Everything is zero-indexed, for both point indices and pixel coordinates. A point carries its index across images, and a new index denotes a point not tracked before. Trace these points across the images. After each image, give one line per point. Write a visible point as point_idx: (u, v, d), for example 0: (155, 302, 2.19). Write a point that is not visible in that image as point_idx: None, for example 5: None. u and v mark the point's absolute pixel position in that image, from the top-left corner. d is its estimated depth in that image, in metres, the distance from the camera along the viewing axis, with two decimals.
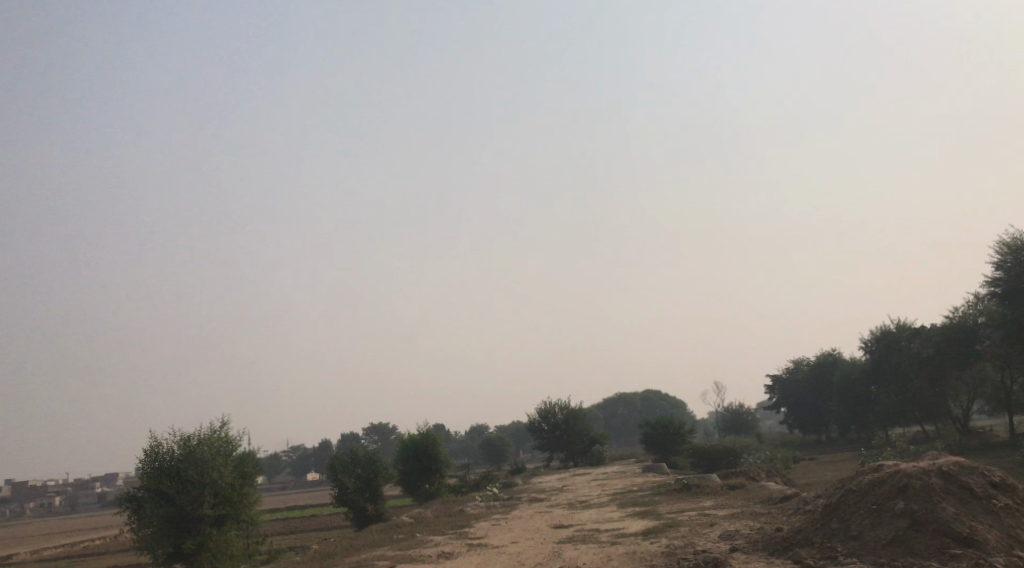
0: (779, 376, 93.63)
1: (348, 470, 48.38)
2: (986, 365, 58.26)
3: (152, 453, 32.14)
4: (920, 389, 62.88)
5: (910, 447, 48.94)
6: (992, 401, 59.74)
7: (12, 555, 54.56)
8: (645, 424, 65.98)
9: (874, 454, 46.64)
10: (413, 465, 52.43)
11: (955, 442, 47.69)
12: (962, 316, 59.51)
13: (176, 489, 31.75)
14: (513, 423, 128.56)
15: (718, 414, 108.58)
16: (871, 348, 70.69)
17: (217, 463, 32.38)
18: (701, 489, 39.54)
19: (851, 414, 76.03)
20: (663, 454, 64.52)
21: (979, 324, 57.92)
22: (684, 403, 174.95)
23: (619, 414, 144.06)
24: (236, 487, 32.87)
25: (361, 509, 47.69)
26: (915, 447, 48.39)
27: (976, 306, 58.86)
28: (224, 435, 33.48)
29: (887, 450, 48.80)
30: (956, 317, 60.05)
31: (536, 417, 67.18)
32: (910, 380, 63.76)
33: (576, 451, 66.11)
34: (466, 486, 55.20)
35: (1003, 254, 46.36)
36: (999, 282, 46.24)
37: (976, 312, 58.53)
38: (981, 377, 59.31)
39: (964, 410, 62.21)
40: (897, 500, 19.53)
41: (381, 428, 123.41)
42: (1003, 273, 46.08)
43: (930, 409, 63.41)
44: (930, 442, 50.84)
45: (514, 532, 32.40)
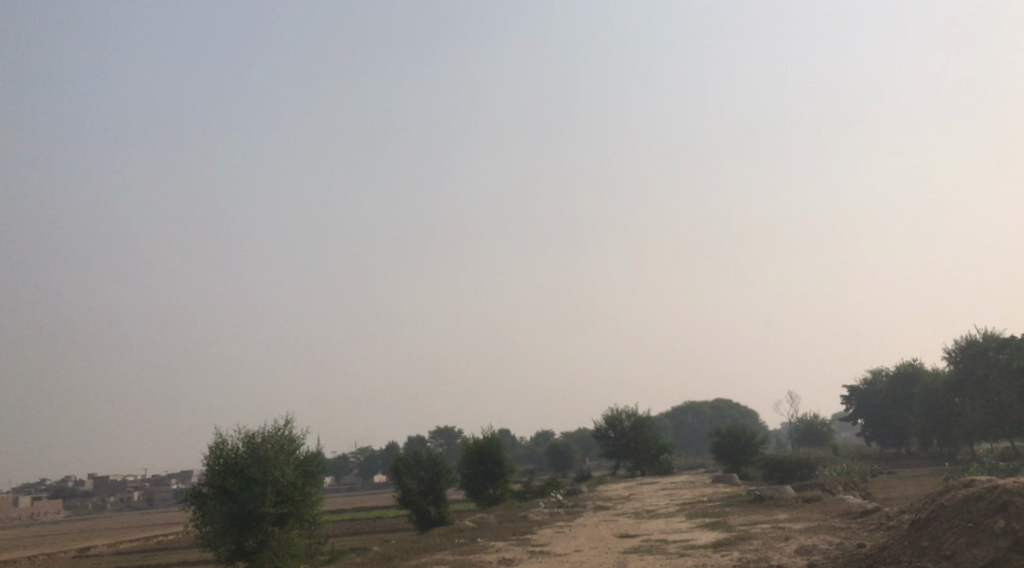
0: (856, 386, 90.65)
1: (412, 473, 47.89)
2: None
3: (216, 449, 32.00)
4: (1007, 403, 59.99)
5: (998, 464, 46.52)
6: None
7: (85, 547, 55.26)
8: (716, 433, 64.22)
9: (960, 470, 44.40)
10: (478, 469, 51.72)
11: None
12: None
13: (238, 486, 31.48)
14: (580, 430, 127.25)
15: (791, 424, 105.69)
16: (955, 359, 67.80)
17: (280, 462, 32.03)
18: (774, 501, 37.96)
19: (933, 428, 73.06)
20: (734, 464, 62.71)
21: None
22: (756, 413, 171.39)
23: (689, 423, 141.60)
24: (299, 487, 32.46)
25: (424, 512, 47.22)
26: (1004, 464, 45.97)
27: None
28: (287, 433, 33.18)
29: (973, 465, 46.48)
30: None
31: (603, 424, 65.92)
32: (997, 393, 60.90)
33: (644, 459, 64.67)
34: (532, 491, 54.27)
35: None
36: None
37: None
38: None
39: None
40: (996, 518, 17.98)
41: (448, 431, 123.13)
42: None
43: (1018, 424, 60.45)
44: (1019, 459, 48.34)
45: (578, 540, 31.35)
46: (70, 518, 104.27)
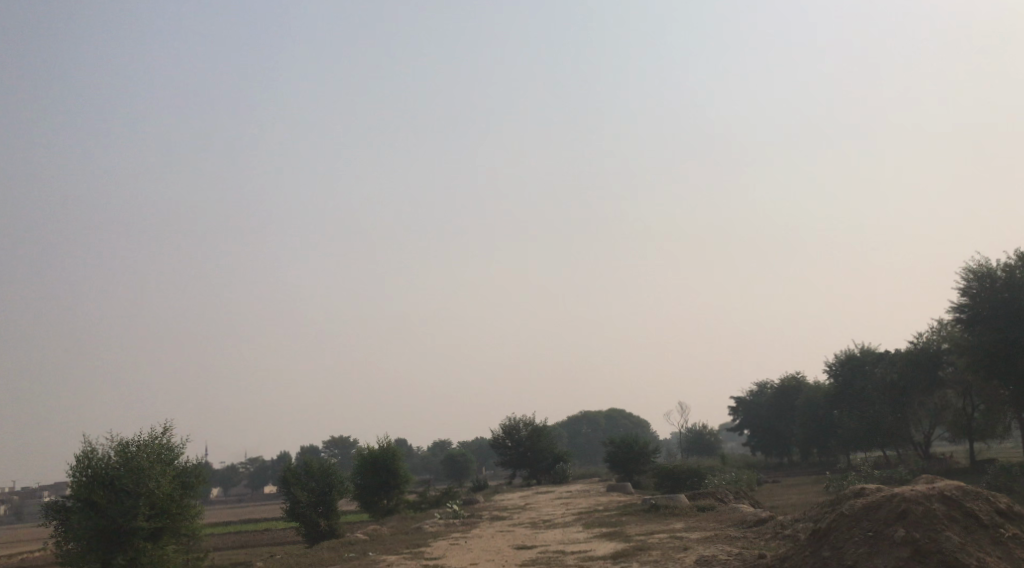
0: (743, 397, 92.47)
1: (302, 483, 46.23)
2: (949, 392, 57.64)
3: (84, 459, 30.00)
4: (882, 415, 61.98)
5: (878, 472, 47.79)
6: (954, 428, 58.87)
7: None
8: (610, 442, 64.19)
9: (841, 478, 45.42)
10: (371, 479, 50.37)
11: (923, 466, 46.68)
12: (927, 342, 58.77)
13: (108, 499, 29.56)
14: (476, 439, 126.58)
15: (681, 435, 107.22)
16: (834, 372, 69.66)
17: (155, 472, 30.27)
18: (669, 510, 37.87)
19: (814, 439, 74.96)
20: (627, 473, 62.88)
21: (943, 350, 57.34)
22: (647, 423, 174.13)
23: (583, 433, 142.72)
24: (176, 499, 30.73)
25: (314, 525, 45.61)
26: (884, 473, 47.29)
27: (941, 331, 58.25)
28: (165, 442, 31.41)
29: (856, 474, 47.60)
30: (920, 342, 59.37)
31: (500, 433, 65.26)
32: (873, 405, 62.87)
33: (539, 468, 64.21)
34: (426, 502, 53.10)
35: (968, 280, 45.40)
36: (965, 308, 45.18)
37: (941, 338, 57.86)
38: (944, 405, 58.48)
39: (925, 437, 61.21)
40: (896, 527, 17.93)
41: (341, 441, 120.62)
42: (969, 299, 45.03)
43: (893, 435, 62.48)
44: (898, 468, 49.82)
45: (474, 553, 30.43)
46: None
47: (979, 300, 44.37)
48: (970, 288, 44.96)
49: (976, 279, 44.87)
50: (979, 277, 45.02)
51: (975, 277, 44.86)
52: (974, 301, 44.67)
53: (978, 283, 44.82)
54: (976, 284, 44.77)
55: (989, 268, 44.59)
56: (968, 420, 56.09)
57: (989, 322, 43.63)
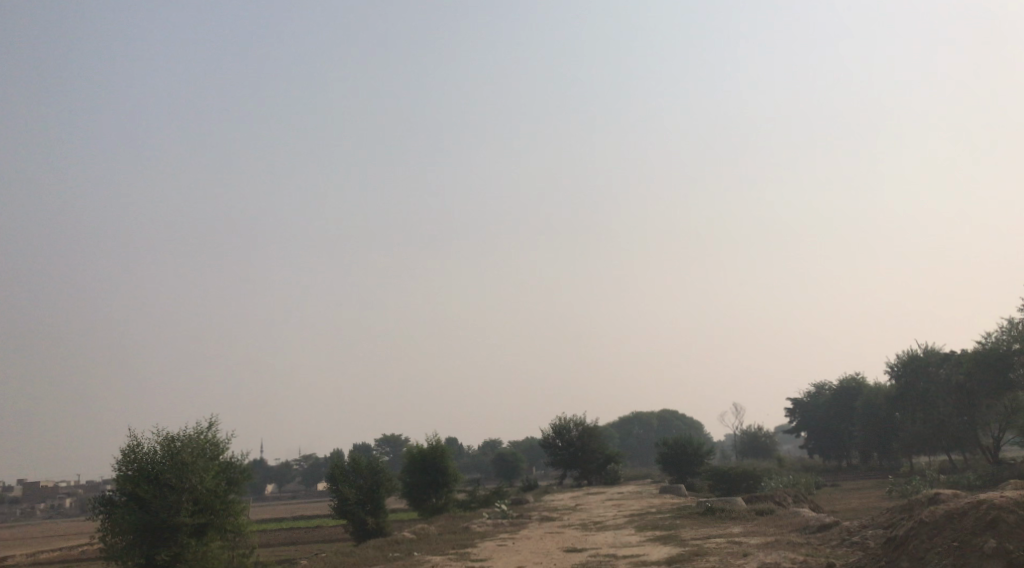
0: (800, 399, 90.10)
1: (349, 481, 45.55)
2: (1018, 394, 55.07)
3: (129, 453, 29.52)
4: (947, 417, 59.48)
5: (944, 477, 45.73)
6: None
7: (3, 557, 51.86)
8: (663, 443, 62.57)
9: (905, 482, 43.43)
10: (420, 478, 49.53)
11: (992, 471, 44.54)
12: (995, 342, 56.14)
13: (151, 493, 29.05)
14: (526, 438, 125.58)
15: (735, 437, 104.90)
16: (895, 373, 67.10)
17: (198, 468, 29.65)
18: (725, 513, 36.39)
19: (874, 442, 72.53)
20: (680, 475, 61.25)
21: (1013, 351, 54.75)
22: (701, 425, 171.66)
23: (636, 434, 140.97)
24: (221, 495, 30.10)
25: (361, 523, 44.91)
26: (951, 477, 45.22)
27: (1010, 331, 55.62)
28: (211, 437, 30.84)
29: (922, 478, 45.59)
30: (988, 342, 56.77)
31: (551, 432, 64.07)
32: (937, 407, 60.41)
33: (590, 468, 62.88)
34: (476, 501, 52.12)
35: None
36: None
37: (1010, 338, 55.23)
38: (1013, 408, 55.88)
39: (993, 440, 58.60)
40: (986, 537, 16.39)
41: (393, 439, 120.51)
42: None
43: (958, 438, 60.00)
44: (965, 473, 47.53)
45: (522, 554, 29.33)
46: None
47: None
48: None
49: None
50: None
51: None
52: None
53: None
54: None
55: None
56: None
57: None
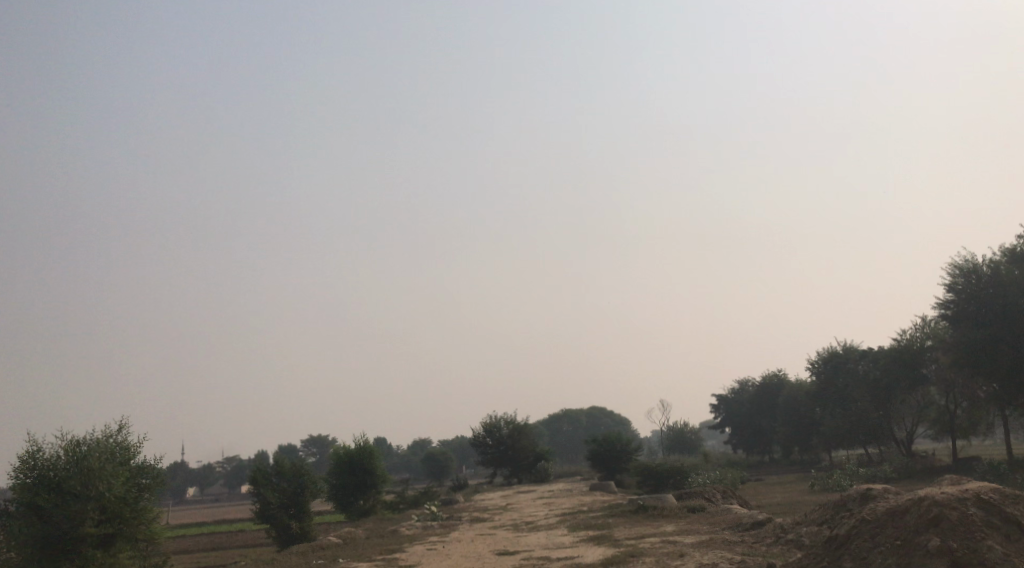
0: (724, 395, 90.84)
1: (272, 484, 44.03)
2: (932, 389, 56.12)
3: (29, 459, 27.89)
4: (864, 411, 60.34)
5: (867, 470, 46.26)
6: (937, 426, 57.31)
7: None
8: (591, 440, 62.28)
9: (828, 476, 43.74)
10: (346, 479, 48.25)
11: (912, 464, 45.21)
12: (910, 338, 57.08)
13: (54, 502, 27.43)
14: (455, 438, 124.52)
15: (661, 433, 105.46)
16: (815, 369, 67.91)
17: (106, 474, 28.07)
18: (656, 511, 36.02)
19: (795, 437, 73.42)
20: (609, 472, 61.02)
21: (927, 347, 55.74)
22: (627, 421, 172.66)
23: (564, 431, 140.99)
24: (130, 503, 28.56)
25: (285, 527, 43.51)
26: (873, 470, 45.78)
27: (925, 327, 56.63)
28: (120, 440, 29.29)
29: (844, 471, 46.06)
30: (904, 338, 57.72)
31: (480, 432, 63.28)
32: (855, 401, 61.22)
33: (520, 467, 62.25)
34: (404, 502, 51.08)
35: (954, 276, 43.32)
36: (950, 304, 43.10)
37: (924, 334, 56.11)
38: (927, 402, 56.90)
39: (908, 434, 59.58)
40: (930, 535, 16.12)
41: (319, 439, 118.38)
42: (954, 295, 42.93)
43: (874, 432, 60.91)
44: (885, 466, 48.17)
45: (452, 558, 28.45)
46: None
47: (964, 297, 42.32)
48: (955, 284, 42.90)
49: (961, 275, 42.81)
50: (965, 272, 42.91)
51: (962, 273, 42.73)
52: (959, 297, 42.58)
53: (964, 279, 42.69)
54: (962, 280, 42.66)
55: (974, 263, 42.55)
56: (952, 419, 54.35)
57: (975, 318, 41.67)
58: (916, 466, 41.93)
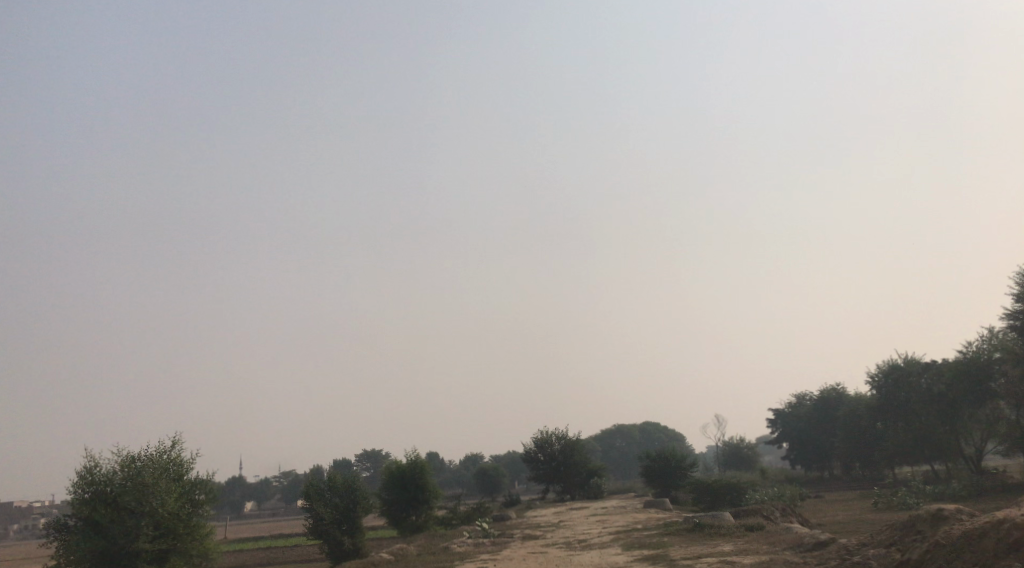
0: (781, 410, 89.04)
1: (324, 500, 43.85)
2: (1000, 403, 54.17)
3: (86, 475, 27.98)
4: (928, 426, 58.51)
5: (931, 487, 44.71)
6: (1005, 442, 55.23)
7: None
8: (645, 456, 61.24)
9: (892, 494, 42.31)
10: (399, 495, 47.93)
11: (980, 480, 43.55)
12: (976, 351, 55.22)
13: (109, 518, 27.46)
14: (508, 453, 123.87)
15: (717, 448, 103.72)
16: (876, 383, 66.08)
17: (160, 489, 28.06)
18: (714, 530, 35.08)
19: (856, 452, 71.52)
20: (663, 488, 59.94)
21: (994, 360, 53.85)
22: (681, 436, 170.46)
23: (617, 446, 139.62)
24: (184, 519, 28.49)
25: (337, 543, 43.30)
26: (938, 487, 44.22)
27: (992, 340, 54.73)
28: (174, 456, 29.29)
29: (907, 488, 44.62)
30: (969, 351, 55.87)
31: (532, 447, 62.64)
32: (918, 416, 59.38)
33: (573, 483, 61.47)
34: (457, 518, 50.64)
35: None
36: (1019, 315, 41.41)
37: (991, 347, 54.25)
38: (994, 417, 54.89)
39: (975, 450, 57.59)
40: (1012, 562, 15.25)
41: (373, 454, 118.67)
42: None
43: (939, 448, 58.99)
44: (951, 482, 46.52)
45: None
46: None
47: None
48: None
49: None
50: None
51: None
52: None
53: None
54: None
55: None
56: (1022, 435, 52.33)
57: None
58: (984, 484, 40.39)
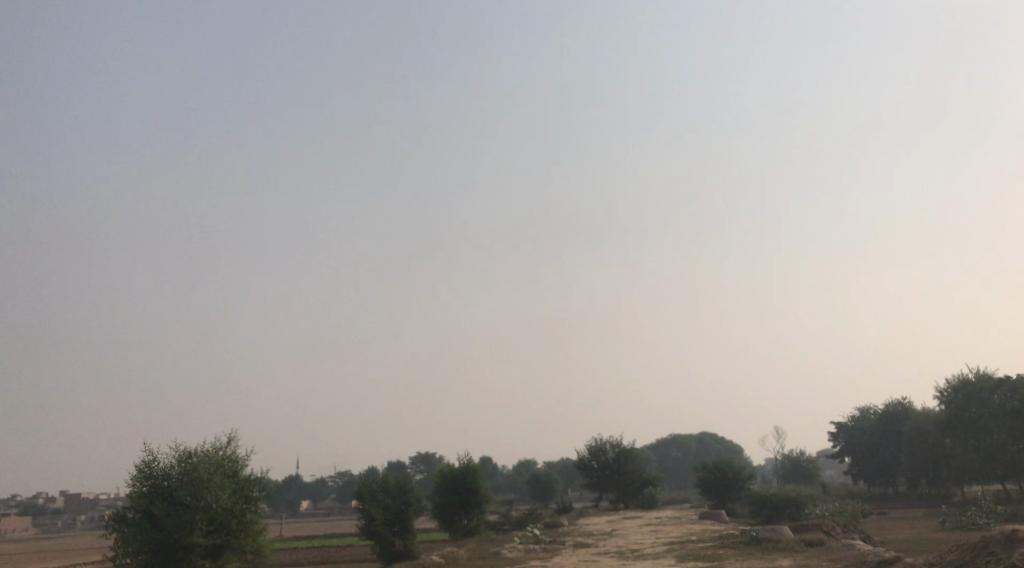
0: (844, 423, 86.88)
1: (377, 500, 43.69)
2: None
3: (144, 468, 28.06)
4: (998, 444, 56.39)
5: (1001, 507, 42.94)
6: None
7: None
8: (702, 466, 60.07)
9: (959, 513, 40.71)
10: (451, 498, 47.61)
11: None
12: None
13: (164, 512, 27.52)
14: (562, 459, 122.96)
15: (776, 461, 101.65)
16: (945, 398, 63.92)
17: (215, 485, 28.03)
18: (773, 544, 34.06)
19: (921, 468, 69.37)
20: (719, 500, 58.73)
21: None
22: (739, 447, 167.76)
23: (673, 456, 137.83)
24: (238, 515, 28.43)
25: (388, 544, 43.11)
26: (1007, 507, 42.45)
27: None
28: (230, 452, 29.26)
29: (974, 508, 42.96)
30: None
31: (586, 454, 61.87)
32: (988, 433, 57.34)
33: (627, 491, 60.57)
34: (508, 524, 50.15)
35: None
36: None
37: None
38: None
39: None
40: None
41: (428, 457, 118.71)
42: None
43: (1009, 467, 56.90)
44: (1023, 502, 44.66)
45: None
46: (39, 536, 98.65)
47: None
48: None
49: None
50: None
51: None
52: None
53: None
54: None
55: None
56: None
57: None
58: None
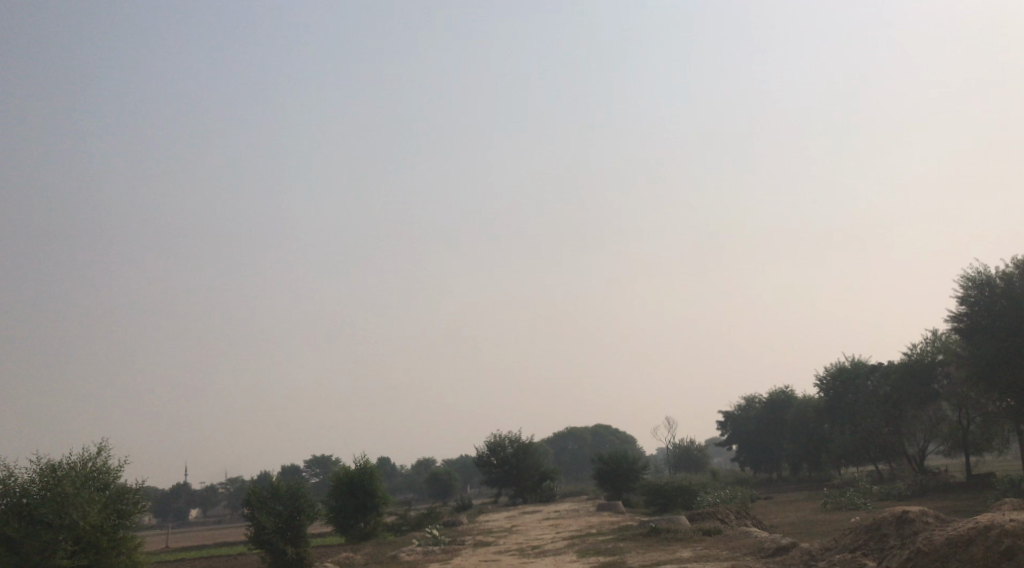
0: (731, 412, 88.74)
1: (267, 508, 42.02)
2: (945, 405, 53.87)
3: (1, 485, 26.03)
4: (874, 428, 58.14)
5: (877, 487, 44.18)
6: (949, 442, 55.01)
7: None
8: (598, 459, 60.18)
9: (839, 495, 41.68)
10: (347, 501, 46.21)
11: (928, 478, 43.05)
12: (920, 353, 54.84)
13: (25, 532, 25.60)
14: (459, 457, 122.18)
15: (668, 451, 103.16)
16: (825, 384, 65.64)
17: (81, 501, 26.18)
18: (670, 534, 34.05)
19: (804, 453, 71.24)
20: (616, 491, 58.98)
21: (938, 362, 53.38)
22: (632, 439, 170.13)
23: (569, 450, 138.70)
24: (108, 532, 26.65)
25: (280, 553, 41.51)
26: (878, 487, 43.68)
27: (935, 342, 54.35)
28: (99, 465, 27.40)
29: (853, 490, 44.08)
30: (914, 353, 55.48)
31: (484, 450, 61.27)
32: (864, 418, 59.15)
33: (525, 486, 60.23)
34: (407, 524, 49.19)
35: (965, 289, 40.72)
36: (963, 318, 40.41)
37: (935, 349, 53.89)
38: (939, 418, 54.56)
39: (918, 450, 57.23)
40: None
41: (323, 460, 116.38)
42: (968, 308, 40.20)
43: (885, 449, 58.84)
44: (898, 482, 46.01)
45: None
46: None
47: (977, 311, 39.65)
48: (967, 296, 40.23)
49: (975, 287, 40.07)
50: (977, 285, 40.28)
51: (974, 286, 40.10)
52: (972, 311, 39.87)
53: (977, 292, 40.04)
54: (975, 292, 40.02)
55: (987, 274, 39.95)
56: (965, 436, 51.89)
57: (988, 333, 39.10)
58: (932, 484, 39.87)
